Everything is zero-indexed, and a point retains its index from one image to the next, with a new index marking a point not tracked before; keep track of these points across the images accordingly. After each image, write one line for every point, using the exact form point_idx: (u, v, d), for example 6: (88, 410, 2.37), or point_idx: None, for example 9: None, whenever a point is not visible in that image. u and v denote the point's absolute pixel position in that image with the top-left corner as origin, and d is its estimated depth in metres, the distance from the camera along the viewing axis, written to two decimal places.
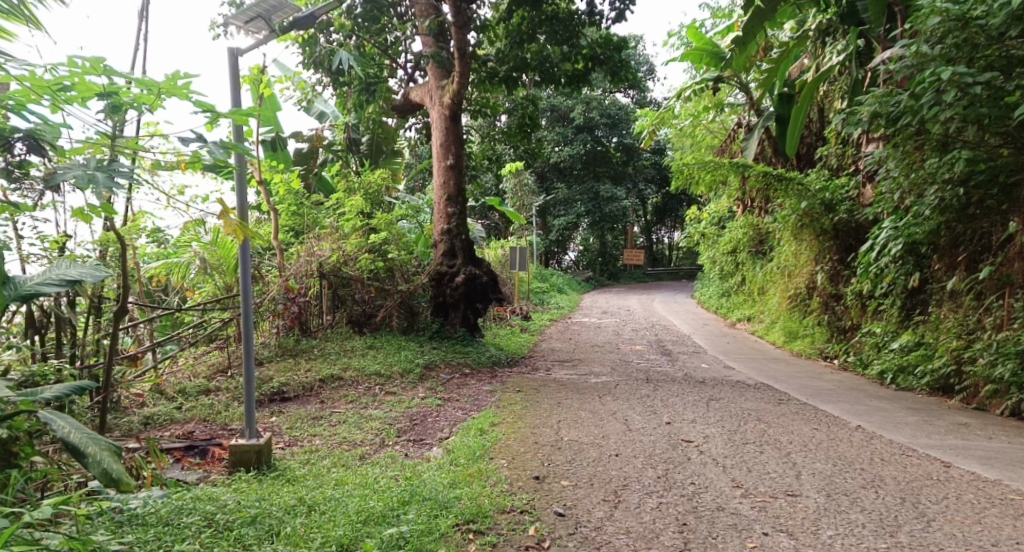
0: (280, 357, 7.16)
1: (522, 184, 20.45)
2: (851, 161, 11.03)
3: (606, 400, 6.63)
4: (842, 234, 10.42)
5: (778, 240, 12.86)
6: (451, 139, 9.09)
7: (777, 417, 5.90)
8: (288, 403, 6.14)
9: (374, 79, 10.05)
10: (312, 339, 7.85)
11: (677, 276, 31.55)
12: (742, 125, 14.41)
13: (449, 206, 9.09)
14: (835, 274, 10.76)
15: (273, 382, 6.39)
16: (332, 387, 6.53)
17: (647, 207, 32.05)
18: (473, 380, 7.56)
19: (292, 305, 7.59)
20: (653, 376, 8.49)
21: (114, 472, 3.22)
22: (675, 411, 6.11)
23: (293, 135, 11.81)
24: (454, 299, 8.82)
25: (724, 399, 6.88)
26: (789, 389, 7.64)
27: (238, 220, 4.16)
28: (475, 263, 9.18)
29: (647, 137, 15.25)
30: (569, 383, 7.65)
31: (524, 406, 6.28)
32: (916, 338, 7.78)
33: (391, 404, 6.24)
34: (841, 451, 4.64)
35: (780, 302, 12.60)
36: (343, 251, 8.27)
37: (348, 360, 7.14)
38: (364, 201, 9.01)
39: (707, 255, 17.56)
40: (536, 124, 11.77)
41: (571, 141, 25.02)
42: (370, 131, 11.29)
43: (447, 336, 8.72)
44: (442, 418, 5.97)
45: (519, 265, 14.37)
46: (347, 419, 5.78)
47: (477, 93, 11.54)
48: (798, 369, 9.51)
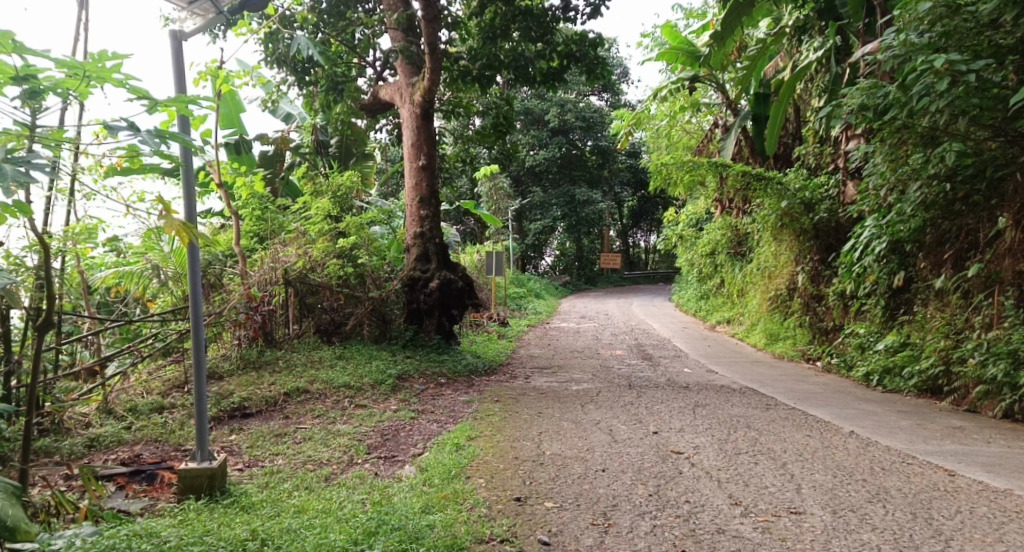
0: (241, 370, 6.71)
1: (496, 187, 20.15)
2: (830, 160, 10.89)
3: (588, 409, 6.32)
4: (825, 234, 10.22)
5: (757, 241, 12.70)
6: (423, 139, 8.76)
7: (767, 424, 5.64)
8: (249, 419, 5.74)
9: (342, 76, 9.73)
10: (277, 350, 7.43)
11: (654, 279, 31.48)
12: (719, 125, 14.25)
13: (422, 208, 8.74)
14: (816, 275, 10.57)
15: (234, 397, 5.98)
16: (297, 402, 6.13)
17: (624, 210, 31.93)
18: (449, 390, 7.20)
19: (255, 315, 7.13)
20: (636, 382, 8.20)
21: (9, 519, 2.70)
22: (661, 419, 5.82)
23: (259, 138, 11.39)
24: (428, 305, 8.46)
25: (711, 406, 6.61)
26: (776, 393, 7.40)
27: (181, 220, 3.71)
28: (449, 268, 8.83)
29: (623, 138, 15.05)
30: (549, 391, 7.33)
31: (503, 417, 5.95)
32: (902, 338, 7.60)
33: (360, 419, 5.87)
34: (839, 460, 4.37)
35: (761, 304, 12.43)
36: (310, 257, 7.93)
37: (316, 372, 6.74)
38: (331, 204, 8.63)
39: (685, 257, 17.39)
40: (511, 124, 11.47)
41: (546, 145, 24.79)
42: (339, 132, 11.00)
43: (422, 344, 8.36)
44: (416, 432, 5.61)
45: (495, 269, 14.04)
46: (313, 435, 5.39)
47: (449, 92, 11.24)
48: (782, 372, 9.29)
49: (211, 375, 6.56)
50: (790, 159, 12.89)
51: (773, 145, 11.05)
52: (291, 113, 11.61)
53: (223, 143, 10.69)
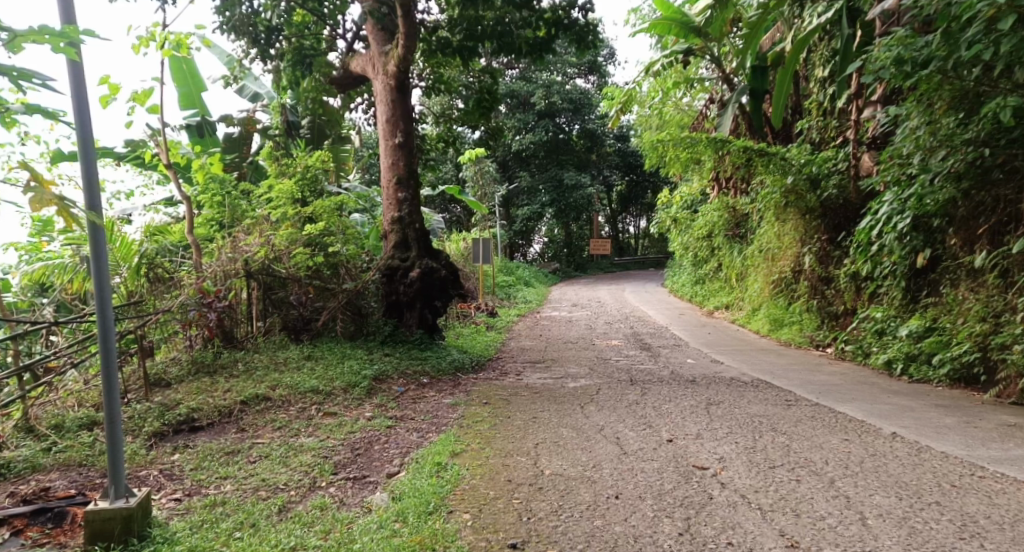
0: (192, 375, 5.85)
1: (482, 171, 19.28)
2: (836, 134, 10.20)
3: (589, 412, 5.59)
4: (836, 212, 9.50)
5: (759, 222, 12.01)
6: (400, 113, 7.93)
7: (794, 427, 4.93)
8: (198, 434, 4.94)
9: (311, 50, 8.89)
10: (236, 351, 6.59)
11: (643, 265, 30.89)
12: (715, 101, 13.51)
13: (399, 191, 7.91)
14: (823, 255, 9.85)
15: (181, 407, 5.17)
16: (256, 411, 5.33)
17: (612, 195, 31.19)
18: (432, 391, 6.44)
19: (209, 312, 6.16)
20: (637, 376, 7.47)
21: None
22: (674, 423, 5.09)
23: (222, 119, 10.52)
24: (409, 297, 7.68)
25: (726, 404, 5.91)
26: (793, 386, 6.70)
27: (54, 193, 2.69)
28: (431, 255, 8.02)
29: (614, 117, 14.24)
30: (543, 390, 6.58)
31: (493, 424, 5.19)
32: (927, 323, 6.91)
33: (328, 430, 5.10)
34: (897, 472, 3.68)
35: (762, 288, 11.76)
36: (272, 246, 7.13)
37: (279, 376, 5.94)
38: (296, 186, 7.79)
39: (679, 241, 16.69)
40: (496, 99, 10.58)
41: (532, 128, 23.91)
42: (310, 112, 10.17)
43: (403, 339, 7.59)
44: (392, 446, 4.87)
45: (482, 258, 13.26)
46: (271, 453, 4.63)
47: (428, 65, 10.46)
48: (791, 360, 8.62)
49: (158, 382, 5.73)
50: (791, 134, 12.20)
51: (780, 116, 10.31)
52: (258, 92, 10.78)
53: (183, 125, 9.93)
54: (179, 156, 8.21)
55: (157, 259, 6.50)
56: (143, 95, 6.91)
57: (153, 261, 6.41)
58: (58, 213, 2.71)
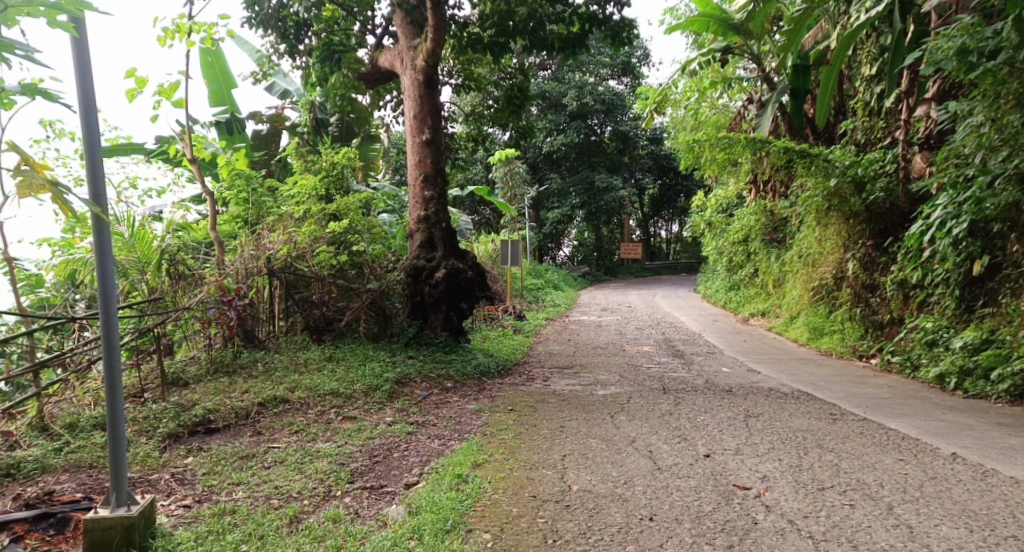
0: (211, 375, 5.69)
1: (512, 172, 19.02)
2: (883, 135, 9.75)
3: (620, 422, 5.30)
4: (882, 216, 9.05)
5: (799, 226, 11.57)
6: (428, 109, 7.73)
7: (842, 444, 4.59)
8: (213, 437, 4.77)
9: (340, 45, 8.85)
10: (257, 351, 6.42)
11: (675, 269, 30.37)
12: (753, 101, 13.10)
13: (425, 189, 7.71)
14: (868, 261, 9.40)
15: (197, 408, 5.00)
16: (274, 414, 5.14)
17: (644, 198, 30.74)
18: (456, 396, 6.21)
19: (228, 310, 5.88)
20: (670, 384, 7.15)
21: None
22: (711, 437, 4.78)
23: (251, 116, 10.47)
24: (434, 298, 7.45)
25: (766, 416, 5.57)
26: (837, 399, 6.32)
27: (45, 177, 2.58)
28: (458, 256, 7.78)
29: (648, 117, 13.90)
30: (571, 397, 6.30)
31: (518, 433, 4.94)
32: (985, 334, 6.57)
33: (346, 435, 4.89)
34: (963, 500, 3.34)
35: (801, 295, 11.31)
36: (296, 243, 6.97)
37: (299, 377, 5.76)
38: (321, 183, 7.64)
39: (714, 246, 16.26)
40: (527, 96, 10.32)
41: (564, 130, 23.60)
42: (339, 110, 10.07)
43: (427, 341, 7.37)
44: (412, 454, 4.64)
45: (511, 260, 13.02)
46: (286, 458, 4.43)
47: (458, 62, 10.26)
48: (833, 371, 8.21)
49: (176, 381, 5.58)
50: (833, 134, 11.78)
51: (824, 115, 9.87)
52: (288, 89, 10.74)
53: (212, 122, 9.93)
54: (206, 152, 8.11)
55: (178, 255, 6.34)
56: (170, 88, 6.79)
57: (174, 258, 6.24)
58: (50, 198, 2.64)
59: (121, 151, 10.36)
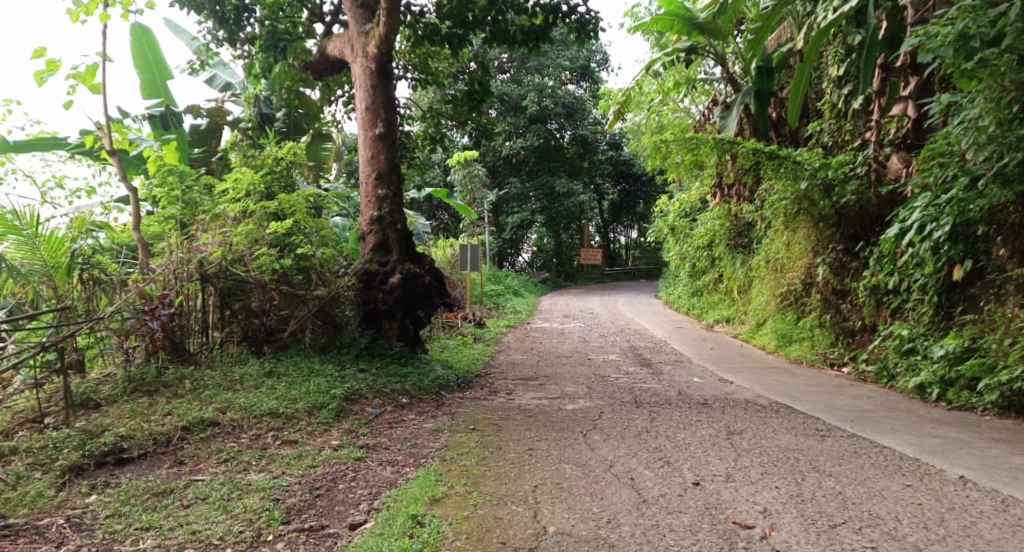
0: (127, 395, 4.99)
1: (470, 175, 18.40)
2: (851, 137, 9.52)
3: (594, 442, 4.79)
4: (853, 219, 8.78)
5: (766, 231, 11.28)
6: (381, 101, 7.14)
7: (839, 466, 4.17)
8: (125, 469, 4.10)
9: (287, 33, 8.24)
10: (186, 366, 5.72)
11: (634, 276, 30.20)
12: (717, 104, 12.82)
13: (379, 187, 7.11)
14: (839, 266, 9.13)
15: (107, 434, 4.32)
16: (201, 440, 4.48)
17: (603, 204, 30.52)
18: (411, 414, 5.62)
19: (150, 320, 5.28)
20: (642, 397, 6.68)
21: None
22: (695, 460, 4.31)
23: (189, 109, 9.71)
24: (388, 305, 6.84)
25: (749, 434, 5.12)
26: (819, 413, 5.93)
27: None
28: (415, 260, 7.17)
29: (611, 119, 13.51)
30: (538, 414, 5.76)
31: (481, 458, 4.39)
32: (968, 342, 6.28)
33: (285, 464, 4.27)
34: (995, 540, 2.95)
35: (768, 301, 11.02)
36: (230, 246, 6.32)
37: (232, 396, 5.09)
38: (263, 179, 7.00)
39: (676, 251, 15.96)
40: (487, 92, 9.79)
41: (523, 133, 23.12)
42: (286, 104, 9.41)
43: (380, 352, 6.75)
44: (361, 485, 4.04)
45: (470, 265, 12.44)
46: (209, 495, 3.80)
47: (415, 54, 9.67)
48: (807, 380, 7.87)
49: (84, 403, 4.84)
50: (798, 137, 11.58)
51: (793, 116, 9.58)
52: (230, 82, 10.09)
53: (146, 116, 9.25)
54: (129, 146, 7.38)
55: (95, 259, 5.59)
56: (87, 73, 6.07)
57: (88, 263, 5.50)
58: None
59: (42, 145, 9.50)
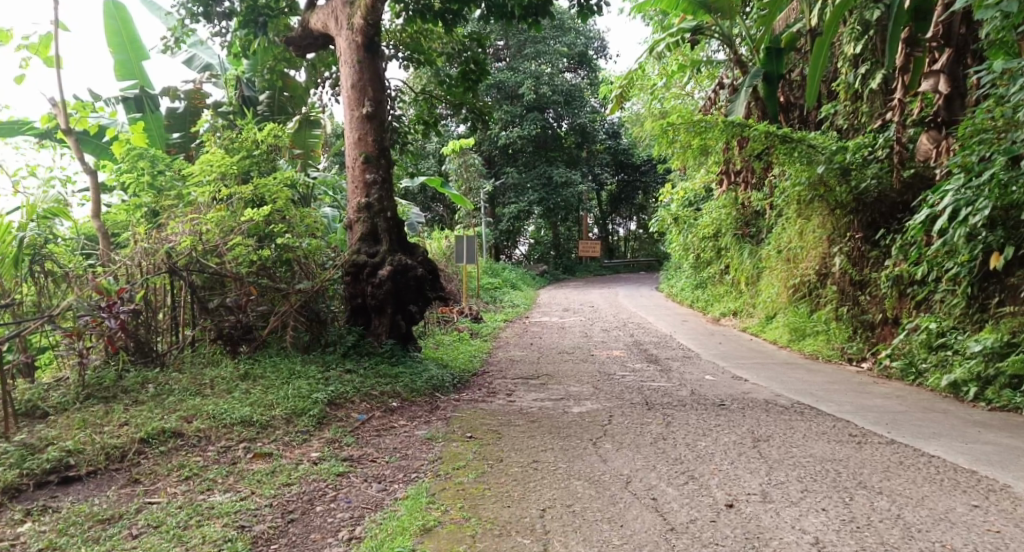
0: (81, 403, 4.47)
1: (466, 163, 17.83)
2: (869, 119, 8.99)
3: (606, 453, 4.27)
4: (872, 206, 8.26)
5: (778, 219, 10.74)
6: (368, 78, 6.57)
7: (890, 481, 3.65)
8: (69, 490, 3.57)
9: (267, 7, 7.42)
10: (150, 368, 5.19)
11: (634, 267, 29.67)
12: (724, 86, 12.25)
13: (367, 172, 6.55)
14: (857, 256, 8.60)
15: (51, 450, 3.79)
16: (160, 454, 3.94)
17: (602, 195, 29.96)
18: (402, 420, 5.08)
19: (107, 318, 4.74)
20: (652, 398, 6.15)
21: None
22: (723, 475, 3.78)
23: (165, 91, 9.14)
24: (377, 300, 6.27)
25: (778, 441, 4.60)
26: (849, 415, 5.41)
27: None
28: (406, 251, 6.62)
29: (614, 103, 12.91)
30: (541, 418, 5.23)
31: (481, 473, 3.87)
32: (1010, 337, 5.78)
33: (255, 482, 3.72)
34: None
35: (779, 293, 10.48)
36: (203, 236, 5.79)
37: (200, 402, 4.55)
38: (243, 163, 6.50)
39: (680, 242, 15.44)
40: (484, 72, 9.24)
41: (520, 122, 22.51)
42: (269, 84, 8.84)
43: (369, 351, 6.20)
44: (342, 506, 3.52)
45: (467, 257, 11.89)
46: (164, 521, 3.26)
47: (406, 32, 9.09)
48: (826, 377, 7.36)
49: (30, 412, 4.37)
50: (809, 119, 11.05)
51: (810, 96, 8.99)
52: (211, 64, 9.59)
53: (121, 98, 8.72)
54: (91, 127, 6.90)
55: (43, 251, 5.05)
56: (41, 45, 5.79)
57: (37, 255, 4.96)
58: None
59: (11, 130, 8.99)
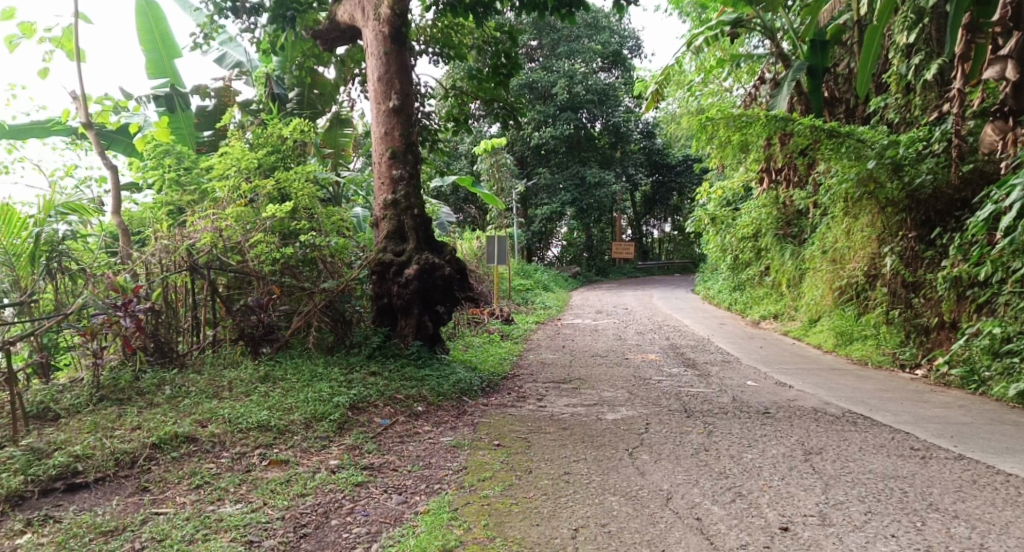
0: (95, 406, 4.33)
1: (498, 163, 17.57)
2: (922, 111, 8.49)
3: (644, 465, 3.95)
4: (926, 203, 7.79)
5: (823, 217, 10.24)
6: (396, 70, 6.36)
7: (965, 504, 3.27)
8: (74, 498, 3.39)
9: (296, 2, 7.15)
10: (169, 368, 5.04)
11: (668, 269, 29.09)
12: (766, 81, 11.74)
13: (394, 168, 6.33)
14: (910, 256, 8.11)
15: (58, 455, 3.62)
16: (171, 460, 3.74)
17: (636, 196, 29.46)
18: (427, 426, 4.83)
19: (123, 317, 4.57)
20: (692, 405, 5.80)
21: None
22: (775, 492, 3.44)
23: (195, 89, 9.07)
24: (403, 300, 6.04)
25: (832, 454, 4.23)
26: (909, 427, 4.99)
27: None
28: (434, 250, 6.38)
29: (649, 99, 12.51)
30: (574, 426, 4.93)
31: (509, 486, 3.59)
32: None
33: (268, 492, 3.49)
34: None
35: (824, 295, 9.99)
36: (224, 233, 5.64)
37: (216, 405, 4.35)
38: (267, 158, 6.34)
39: (717, 242, 14.96)
40: (515, 64, 9.09)
41: (553, 121, 22.19)
42: (298, 80, 8.71)
43: (395, 353, 5.96)
44: (360, 520, 3.28)
45: (498, 257, 11.64)
46: (169, 534, 3.05)
47: (436, 26, 8.88)
48: (877, 384, 6.90)
49: (42, 414, 4.23)
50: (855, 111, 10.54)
51: (861, 88, 8.47)
52: (242, 62, 9.46)
53: (151, 96, 8.67)
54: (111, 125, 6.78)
55: (60, 247, 4.94)
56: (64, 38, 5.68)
57: (53, 251, 4.85)
58: None
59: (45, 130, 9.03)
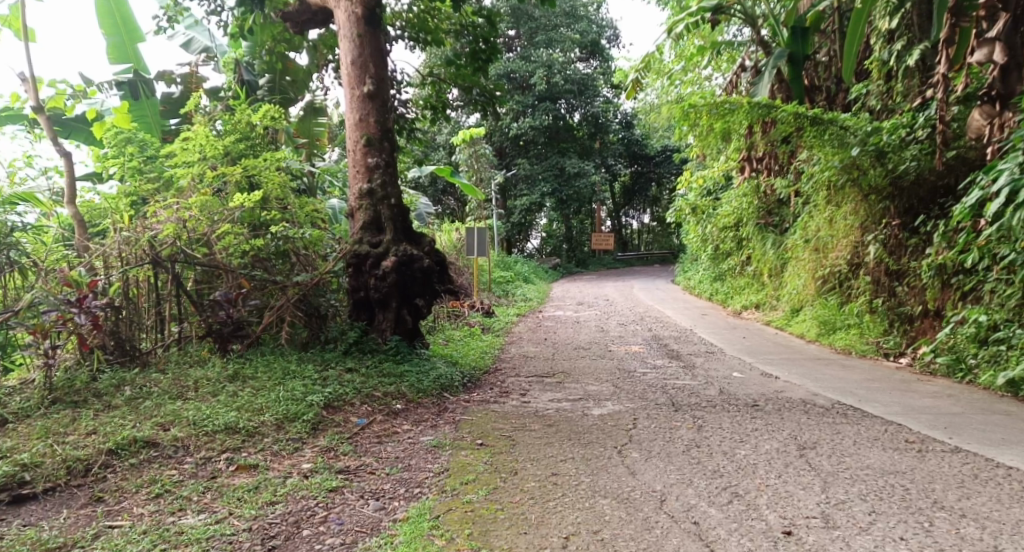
0: (47, 410, 4.05)
1: (477, 153, 17.31)
2: (906, 97, 8.38)
3: (635, 464, 3.76)
4: (910, 190, 7.71)
5: (805, 206, 10.14)
6: (369, 53, 6.09)
7: (971, 502, 3.12)
8: (20, 511, 3.12)
9: None
10: (130, 367, 4.77)
11: (648, 260, 29.04)
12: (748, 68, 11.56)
13: (369, 156, 6.07)
14: (895, 244, 8.02)
15: (4, 464, 3.35)
16: (130, 467, 3.48)
17: (615, 186, 29.33)
18: (405, 424, 4.60)
19: (77, 314, 4.37)
20: (679, 398, 5.64)
21: None
22: (773, 492, 3.27)
23: (159, 74, 8.69)
24: (381, 293, 5.78)
25: (828, 448, 4.08)
26: (901, 418, 4.86)
27: None
28: (412, 240, 6.12)
29: (630, 87, 12.31)
30: (559, 422, 4.73)
31: (494, 489, 3.38)
32: None
33: (234, 500, 3.25)
34: None
35: (806, 284, 9.89)
36: (188, 224, 5.35)
37: (180, 407, 4.09)
38: (234, 145, 6.03)
39: (698, 233, 14.85)
40: (494, 50, 8.84)
41: (531, 112, 21.93)
42: (269, 66, 8.37)
43: (372, 349, 5.71)
44: (335, 530, 3.05)
45: (477, 249, 11.39)
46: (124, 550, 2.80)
47: (412, 10, 8.57)
48: (864, 374, 6.80)
49: None
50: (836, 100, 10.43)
51: (848, 74, 8.28)
52: (210, 46, 9.09)
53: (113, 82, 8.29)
54: (69, 112, 6.45)
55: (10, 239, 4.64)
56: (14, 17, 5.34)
57: None
58: None
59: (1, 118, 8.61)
